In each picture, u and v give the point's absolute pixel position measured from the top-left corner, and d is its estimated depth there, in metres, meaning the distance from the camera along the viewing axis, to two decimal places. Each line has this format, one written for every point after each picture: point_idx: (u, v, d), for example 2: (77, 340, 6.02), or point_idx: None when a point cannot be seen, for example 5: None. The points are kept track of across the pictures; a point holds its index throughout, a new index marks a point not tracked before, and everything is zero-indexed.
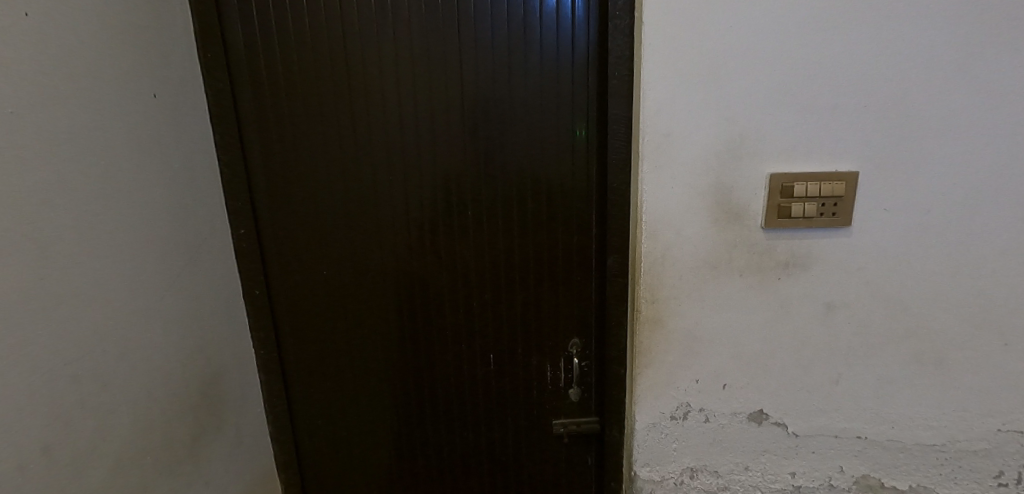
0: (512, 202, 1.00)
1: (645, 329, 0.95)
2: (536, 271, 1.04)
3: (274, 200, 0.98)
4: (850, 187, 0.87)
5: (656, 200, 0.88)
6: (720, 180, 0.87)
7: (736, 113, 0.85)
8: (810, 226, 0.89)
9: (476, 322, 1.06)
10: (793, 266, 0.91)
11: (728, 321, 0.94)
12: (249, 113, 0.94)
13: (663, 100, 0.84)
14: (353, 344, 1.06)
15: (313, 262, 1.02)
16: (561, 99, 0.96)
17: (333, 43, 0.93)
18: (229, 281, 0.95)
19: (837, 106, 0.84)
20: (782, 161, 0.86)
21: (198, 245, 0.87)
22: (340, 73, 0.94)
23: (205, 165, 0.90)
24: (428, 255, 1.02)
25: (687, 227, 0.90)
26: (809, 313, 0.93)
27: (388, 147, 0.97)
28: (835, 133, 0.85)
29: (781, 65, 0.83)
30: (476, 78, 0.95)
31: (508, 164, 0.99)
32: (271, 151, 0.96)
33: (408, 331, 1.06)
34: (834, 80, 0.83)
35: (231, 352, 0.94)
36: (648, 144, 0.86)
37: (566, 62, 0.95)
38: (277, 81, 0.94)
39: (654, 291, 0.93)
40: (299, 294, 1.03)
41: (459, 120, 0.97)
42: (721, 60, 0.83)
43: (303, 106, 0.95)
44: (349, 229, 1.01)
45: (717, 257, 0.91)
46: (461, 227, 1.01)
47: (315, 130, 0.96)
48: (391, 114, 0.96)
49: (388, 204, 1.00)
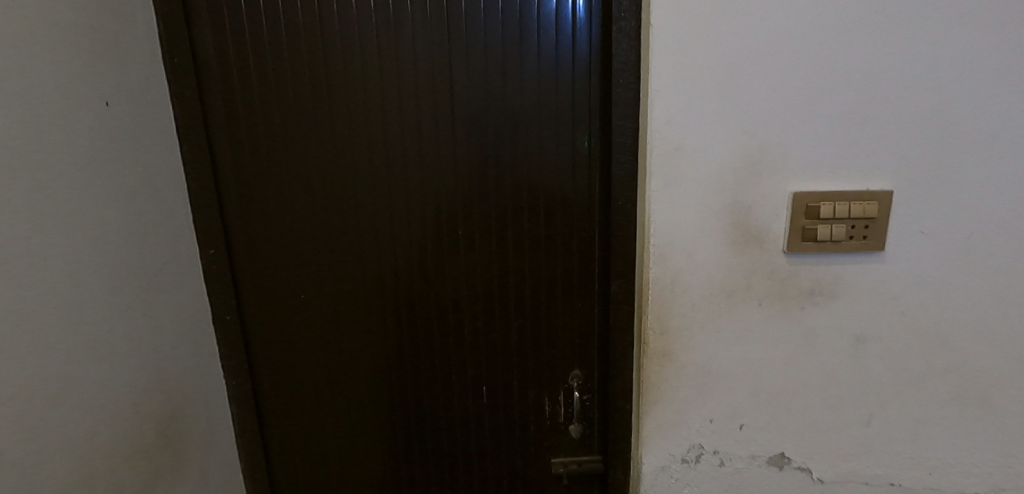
0: (509, 221, 0.92)
1: (653, 362, 0.85)
2: (533, 297, 0.95)
3: (248, 218, 0.90)
4: (883, 207, 0.77)
5: (664, 221, 0.79)
6: (737, 199, 0.78)
7: (755, 124, 0.76)
8: (838, 250, 0.79)
9: (467, 351, 0.97)
10: (819, 294, 0.82)
11: (745, 355, 0.84)
12: (219, 123, 0.87)
13: (673, 110, 0.76)
14: (334, 375, 0.97)
15: (290, 285, 0.94)
16: (561, 109, 0.88)
17: (311, 47, 0.85)
18: (197, 307, 0.87)
19: (867, 116, 0.76)
20: (806, 179, 0.77)
21: (158, 268, 0.79)
22: (320, 80, 0.86)
23: (169, 180, 0.82)
24: (416, 278, 0.94)
25: (700, 251, 0.80)
26: (836, 347, 0.84)
27: (373, 161, 0.89)
28: (866, 147, 0.76)
29: (806, 72, 0.75)
30: (468, 86, 0.87)
31: (503, 180, 0.90)
32: (244, 165, 0.88)
33: (395, 360, 0.97)
34: (863, 87, 0.75)
35: (197, 385, 0.86)
36: (657, 158, 0.77)
37: (567, 67, 0.86)
38: (250, 88, 0.86)
39: (663, 322, 0.83)
40: (275, 320, 0.95)
41: (449, 131, 0.89)
42: (738, 65, 0.74)
43: (279, 117, 0.87)
44: (329, 251, 0.92)
45: (734, 285, 0.82)
46: (451, 247, 0.93)
47: (292, 143, 0.88)
48: (375, 124, 0.88)
49: (372, 222, 0.91)
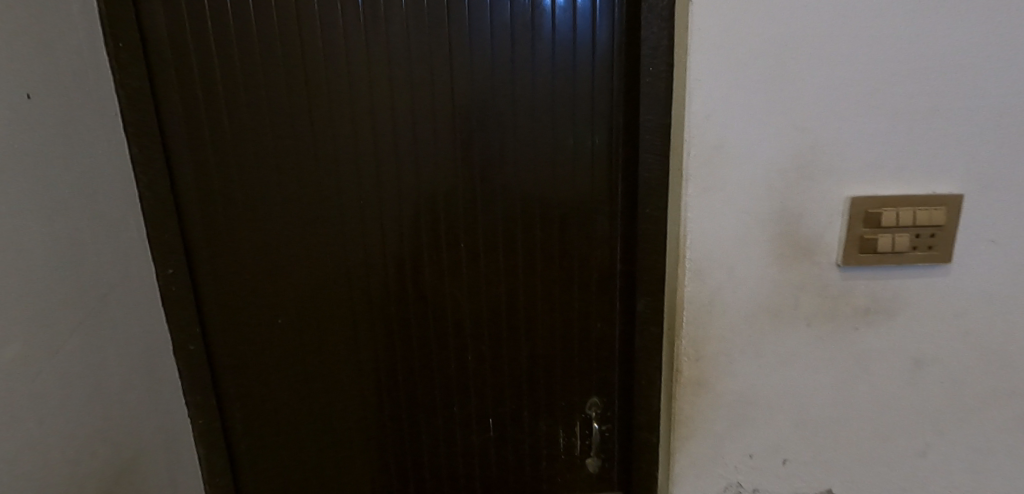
0: (517, 232, 0.80)
1: (687, 392, 0.75)
2: (546, 317, 0.83)
3: (213, 230, 0.77)
4: (952, 213, 0.68)
5: (702, 233, 0.69)
6: (785, 206, 0.68)
7: (808, 120, 0.65)
8: (900, 263, 0.69)
9: (470, 380, 0.85)
10: (874, 313, 0.72)
11: (791, 382, 0.74)
12: (176, 119, 0.73)
13: (715, 104, 0.65)
14: (319, 408, 0.85)
15: (265, 307, 0.81)
16: (579, 102, 0.76)
17: (285, 28, 0.72)
18: (152, 337, 0.74)
19: (937, 108, 0.65)
20: (864, 182, 0.67)
21: (99, 297, 0.66)
22: (296, 67, 0.73)
23: (115, 188, 0.68)
24: (411, 298, 0.82)
25: (742, 266, 0.70)
26: (891, 372, 0.74)
27: (359, 165, 0.77)
28: (933, 146, 0.66)
29: (870, 58, 0.64)
30: (470, 76, 0.75)
31: (511, 184, 0.78)
32: (208, 168, 0.75)
33: (388, 391, 0.85)
34: (934, 75, 0.64)
35: (151, 428, 0.73)
36: (695, 159, 0.66)
37: (585, 54, 0.75)
38: (214, 78, 0.73)
39: (698, 347, 0.73)
40: (248, 348, 0.82)
41: (447, 128, 0.76)
42: (792, 50, 0.63)
43: (248, 111, 0.74)
44: (310, 267, 0.80)
45: (781, 304, 0.71)
46: (452, 262, 0.81)
47: (265, 142, 0.75)
48: (360, 122, 0.75)
49: (359, 235, 0.79)
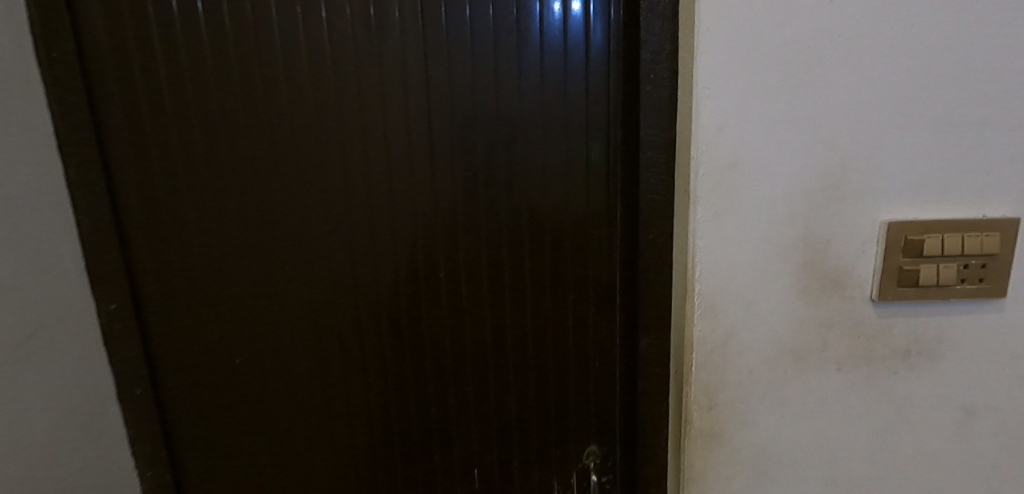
0: (504, 261, 0.71)
1: (698, 445, 0.65)
2: (537, 356, 0.74)
3: (162, 261, 0.68)
4: (1007, 240, 0.58)
5: (714, 263, 0.59)
6: (810, 233, 0.58)
7: (837, 133, 0.56)
8: (946, 298, 0.59)
9: (452, 425, 0.76)
10: (915, 355, 0.62)
11: (819, 434, 0.64)
12: (119, 136, 0.65)
13: (727, 115, 0.56)
14: (283, 458, 0.76)
15: (222, 347, 0.71)
16: (571, 114, 0.67)
17: (240, 33, 0.64)
18: (93, 382, 0.65)
19: (990, 118, 0.56)
20: (902, 205, 0.58)
21: (16, 344, 0.56)
22: (253, 76, 0.65)
23: (49, 216, 0.60)
24: (386, 335, 0.73)
25: (761, 301, 0.60)
26: (936, 422, 0.64)
27: (325, 187, 0.68)
28: (984, 161, 0.57)
29: (910, 61, 0.55)
30: (450, 86, 0.66)
31: (496, 207, 0.70)
32: (155, 191, 0.66)
33: (363, 439, 0.76)
34: (985, 80, 0.55)
35: (88, 486, 0.64)
36: (705, 179, 0.57)
37: (578, 60, 0.66)
38: (161, 89, 0.64)
39: (711, 393, 0.63)
40: (202, 392, 0.72)
41: (424, 144, 0.68)
42: (817, 52, 0.54)
43: (199, 127, 0.65)
44: (273, 303, 0.71)
45: (805, 345, 0.62)
46: (431, 295, 0.72)
47: (219, 162, 0.66)
48: (326, 138, 0.67)
49: (326, 266, 0.70)
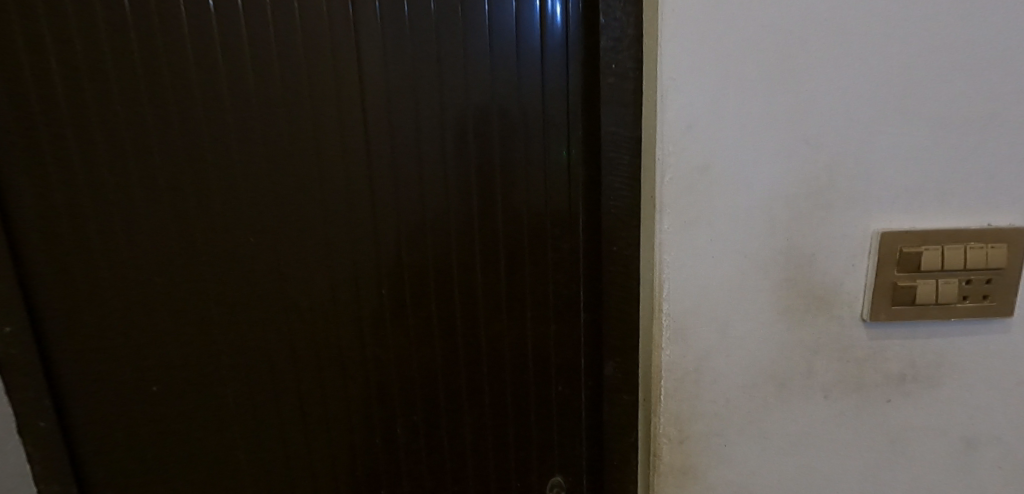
0: (454, 275, 0.64)
1: (669, 482, 0.58)
2: (494, 379, 0.66)
3: (64, 277, 0.60)
4: (1015, 253, 0.51)
5: (684, 280, 0.52)
6: (793, 245, 0.51)
7: (823, 133, 0.49)
8: (946, 318, 0.52)
9: (401, 456, 0.68)
10: (911, 381, 0.55)
11: (805, 470, 0.57)
12: (8, 138, 0.57)
13: (696, 111, 0.48)
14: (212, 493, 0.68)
15: (138, 374, 0.64)
16: (527, 110, 0.60)
17: (144, 20, 0.55)
18: None
19: (996, 116, 0.49)
20: (897, 214, 0.51)
21: None
22: (162, 70, 0.57)
23: None
24: (323, 357, 0.65)
25: (737, 322, 0.53)
26: (935, 455, 0.57)
27: (250, 193, 0.60)
28: (988, 164, 0.50)
29: (905, 51, 0.48)
30: (388, 79, 0.58)
31: (444, 215, 0.62)
32: (53, 199, 0.58)
33: (302, 473, 0.68)
34: (991, 73, 0.48)
35: None
36: (672, 185, 0.50)
37: (533, 48, 0.58)
38: (54, 85, 0.56)
39: (682, 425, 0.56)
40: (117, 422, 0.65)
41: (360, 145, 0.60)
42: (799, 39, 0.47)
43: (102, 127, 0.57)
44: (195, 327, 0.63)
45: (788, 371, 0.55)
46: (373, 313, 0.64)
47: (126, 168, 0.58)
48: (248, 138, 0.59)
49: (254, 281, 0.62)
